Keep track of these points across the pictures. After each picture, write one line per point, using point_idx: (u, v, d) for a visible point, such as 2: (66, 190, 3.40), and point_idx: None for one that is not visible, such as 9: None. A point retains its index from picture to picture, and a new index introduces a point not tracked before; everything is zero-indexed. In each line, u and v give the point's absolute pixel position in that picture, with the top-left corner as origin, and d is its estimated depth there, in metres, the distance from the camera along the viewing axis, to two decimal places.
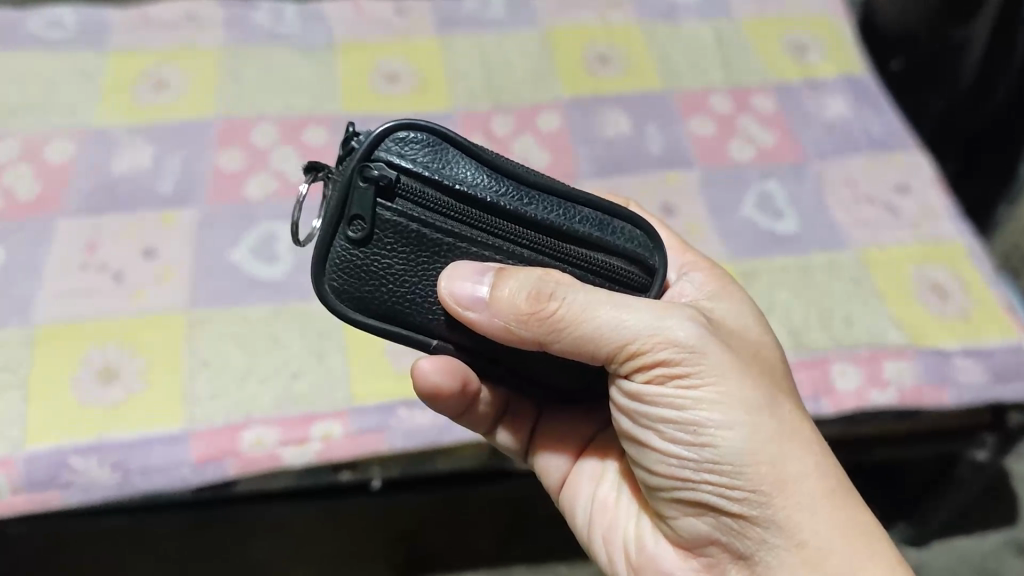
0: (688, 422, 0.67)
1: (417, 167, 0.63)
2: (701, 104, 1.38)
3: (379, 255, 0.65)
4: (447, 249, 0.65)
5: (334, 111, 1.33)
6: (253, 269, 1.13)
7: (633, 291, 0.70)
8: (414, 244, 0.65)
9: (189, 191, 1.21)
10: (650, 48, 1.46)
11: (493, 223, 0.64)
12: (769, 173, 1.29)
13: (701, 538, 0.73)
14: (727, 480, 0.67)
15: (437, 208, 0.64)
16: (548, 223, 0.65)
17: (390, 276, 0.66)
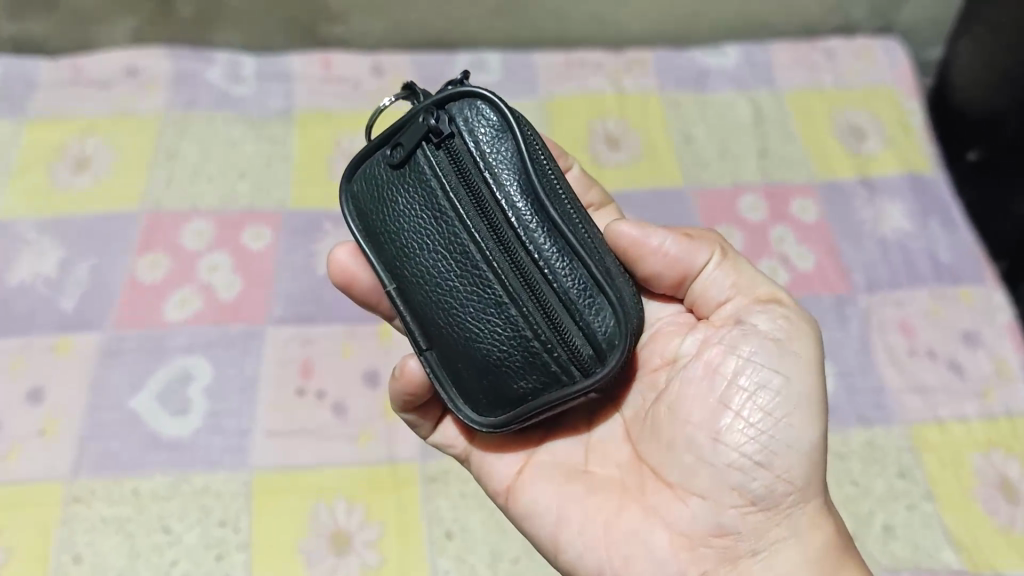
0: (770, 402, 0.59)
1: (470, 138, 0.61)
2: (727, 209, 1.14)
3: (398, 188, 0.64)
4: (443, 219, 0.61)
5: (280, 207, 1.11)
6: (153, 425, 0.92)
7: (572, 360, 0.59)
8: (429, 199, 0.62)
9: (94, 308, 1.01)
10: (671, 130, 1.22)
11: (494, 218, 0.60)
12: (805, 309, 1.04)
13: (708, 552, 0.58)
14: (789, 477, 0.58)
15: (460, 180, 0.61)
16: (534, 250, 0.59)
17: (394, 212, 0.64)
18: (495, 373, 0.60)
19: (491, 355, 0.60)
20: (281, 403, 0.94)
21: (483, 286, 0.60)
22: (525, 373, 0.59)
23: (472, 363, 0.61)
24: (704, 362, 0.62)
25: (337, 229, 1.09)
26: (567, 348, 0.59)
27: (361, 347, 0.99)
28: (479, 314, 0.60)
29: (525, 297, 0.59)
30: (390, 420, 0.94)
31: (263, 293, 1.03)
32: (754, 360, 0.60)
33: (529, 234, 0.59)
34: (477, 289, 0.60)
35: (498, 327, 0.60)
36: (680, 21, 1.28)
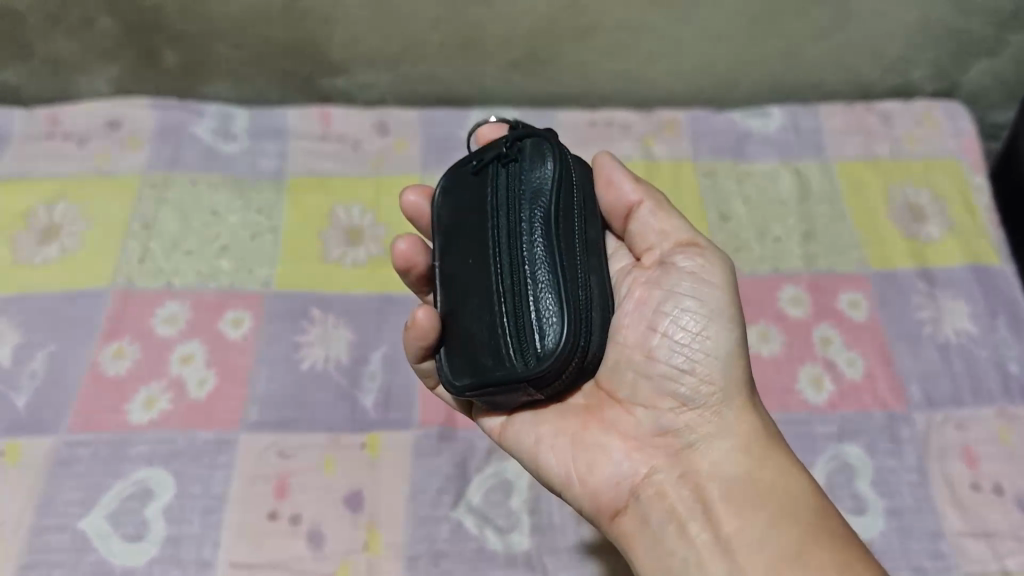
0: (692, 323, 0.64)
1: (525, 168, 0.68)
2: (766, 301, 1.00)
3: (467, 190, 0.73)
4: (479, 222, 0.69)
5: (263, 288, 1.00)
6: (101, 550, 0.82)
7: (521, 357, 0.63)
8: (478, 203, 0.71)
9: (49, 406, 0.90)
10: (705, 204, 1.09)
11: (513, 230, 0.66)
12: (852, 428, 0.91)
13: (655, 449, 0.65)
14: (712, 376, 0.64)
15: (505, 198, 0.68)
16: (529, 256, 0.65)
17: (456, 210, 0.73)
18: (468, 344, 0.67)
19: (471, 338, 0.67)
20: (249, 530, 0.83)
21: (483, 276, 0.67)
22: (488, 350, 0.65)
23: (460, 335, 0.68)
24: (634, 299, 0.66)
25: (325, 318, 0.97)
26: (521, 341, 0.63)
27: (344, 460, 0.88)
28: (477, 300, 0.67)
29: (508, 295, 0.65)
30: (372, 552, 0.82)
31: (239, 393, 0.92)
32: (677, 296, 0.65)
33: (532, 242, 0.65)
34: (482, 278, 0.67)
35: (482, 310, 0.66)
36: (718, 80, 1.16)
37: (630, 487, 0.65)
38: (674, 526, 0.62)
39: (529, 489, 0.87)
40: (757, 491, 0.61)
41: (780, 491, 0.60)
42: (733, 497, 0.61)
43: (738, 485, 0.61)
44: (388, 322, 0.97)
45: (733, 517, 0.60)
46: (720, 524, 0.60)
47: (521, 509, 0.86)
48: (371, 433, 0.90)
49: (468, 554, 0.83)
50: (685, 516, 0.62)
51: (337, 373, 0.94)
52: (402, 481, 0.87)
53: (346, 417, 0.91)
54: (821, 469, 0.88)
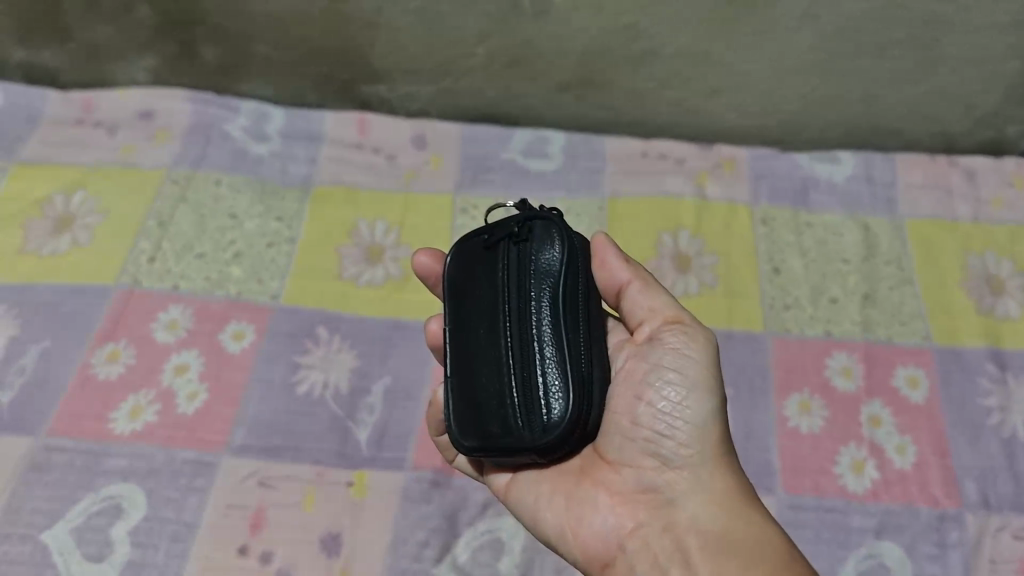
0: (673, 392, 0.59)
1: (538, 242, 0.64)
2: (812, 369, 0.90)
3: (479, 258, 0.67)
4: (490, 294, 0.64)
5: (271, 301, 0.94)
6: (60, 568, 0.77)
7: (527, 431, 0.58)
8: (489, 274, 0.65)
9: (33, 406, 0.86)
10: (757, 254, 0.99)
11: (524, 301, 0.62)
12: (894, 524, 0.80)
13: (640, 505, 0.61)
14: (695, 434, 0.59)
15: (518, 268, 0.64)
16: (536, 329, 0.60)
17: (471, 275, 0.67)
18: (467, 406, 0.62)
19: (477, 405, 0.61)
20: (214, 563, 0.77)
21: (488, 347, 0.62)
22: (490, 418, 0.61)
23: (457, 394, 0.63)
24: (622, 370, 0.63)
25: (330, 340, 0.92)
26: (524, 412, 0.59)
27: (326, 497, 0.81)
28: (483, 370, 0.62)
29: (517, 367, 0.60)
30: None
31: (228, 412, 0.87)
32: (662, 368, 0.60)
33: (538, 315, 0.61)
34: (492, 348, 0.62)
35: (483, 378, 0.62)
36: (787, 121, 1.06)
37: (617, 542, 0.61)
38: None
39: (521, 552, 0.79)
40: (738, 547, 0.56)
41: (764, 548, 0.56)
42: (712, 553, 0.57)
43: (719, 542, 0.57)
44: (394, 351, 0.92)
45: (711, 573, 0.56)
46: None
47: (510, 574, 0.78)
48: (359, 470, 0.83)
49: None
50: (666, 569, 0.58)
51: (333, 402, 0.88)
52: (384, 528, 0.80)
53: (336, 451, 0.84)
54: (854, 567, 0.78)
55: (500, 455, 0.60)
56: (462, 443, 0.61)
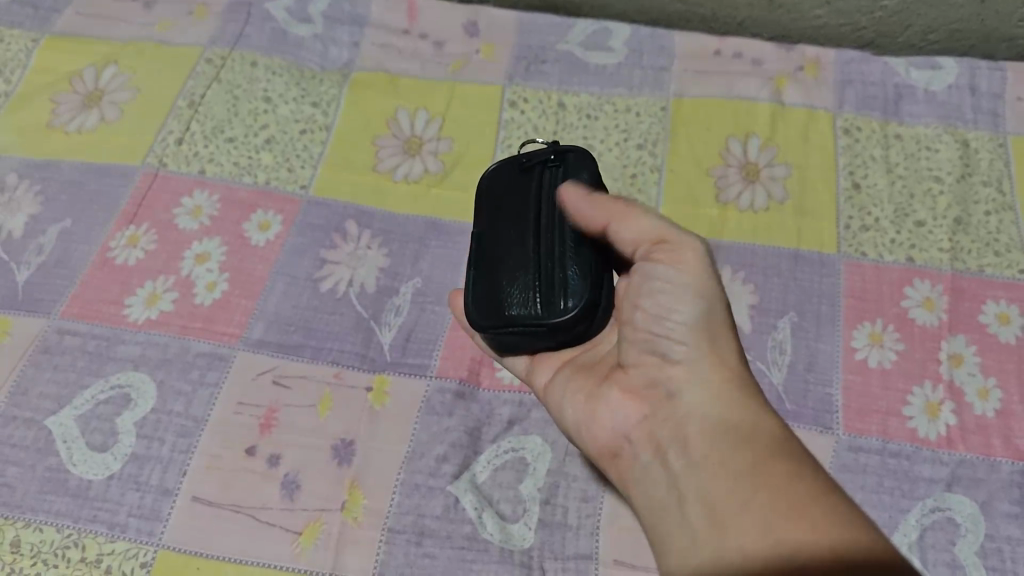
0: (667, 299, 0.54)
1: (566, 166, 0.60)
2: (888, 298, 0.80)
3: (503, 176, 0.63)
4: (516, 204, 0.61)
5: (300, 191, 0.89)
6: (62, 455, 0.74)
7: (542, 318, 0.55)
8: (514, 188, 0.62)
9: (48, 287, 0.82)
10: (836, 168, 0.89)
11: (549, 211, 0.58)
12: (969, 477, 0.71)
13: (646, 401, 0.55)
14: (692, 330, 0.54)
15: (544, 186, 0.60)
16: (556, 229, 0.57)
17: (489, 193, 0.63)
18: (480, 298, 0.59)
19: (495, 296, 0.57)
20: (221, 463, 0.73)
21: (513, 245, 0.58)
22: (503, 301, 0.57)
23: (475, 286, 0.59)
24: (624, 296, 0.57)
25: (360, 237, 0.86)
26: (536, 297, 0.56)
27: (342, 402, 0.76)
28: (504, 264, 0.58)
29: (538, 263, 0.57)
30: (350, 515, 0.71)
31: (246, 304, 0.82)
32: (653, 282, 0.54)
33: (561, 217, 0.58)
34: (514, 246, 0.58)
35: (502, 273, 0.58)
36: (885, 20, 0.94)
37: (626, 434, 0.55)
38: (661, 472, 0.52)
39: (546, 476, 0.73)
40: (741, 438, 0.50)
41: (767, 435, 0.49)
42: (716, 439, 0.50)
43: (721, 427, 0.51)
44: (427, 253, 0.85)
45: (712, 458, 0.50)
46: (698, 466, 0.50)
47: (532, 498, 0.72)
48: (380, 375, 0.78)
49: (457, 539, 0.70)
50: (669, 457, 0.52)
51: (358, 301, 0.82)
52: (401, 437, 0.74)
53: (357, 353, 0.79)
54: (918, 521, 0.69)
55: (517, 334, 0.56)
56: (477, 324, 0.58)
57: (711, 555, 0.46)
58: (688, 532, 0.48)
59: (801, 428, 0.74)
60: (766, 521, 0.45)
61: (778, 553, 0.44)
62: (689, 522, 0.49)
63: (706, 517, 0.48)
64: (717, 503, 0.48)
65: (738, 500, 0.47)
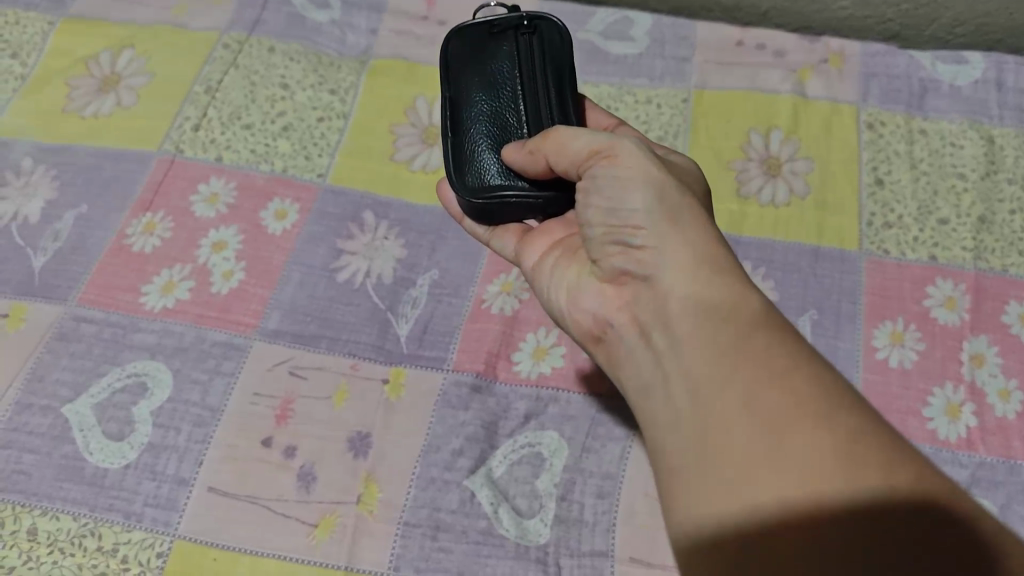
0: (615, 192, 0.51)
1: (538, 36, 0.63)
2: (909, 296, 0.80)
3: (474, 41, 0.64)
4: (497, 73, 0.62)
5: (317, 179, 0.88)
6: (78, 443, 0.74)
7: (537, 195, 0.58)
8: (492, 55, 0.63)
9: (64, 273, 0.82)
10: (859, 163, 0.88)
11: (535, 84, 0.61)
12: (988, 479, 0.71)
13: (623, 287, 0.52)
14: (652, 214, 0.49)
15: (522, 54, 0.62)
16: (545, 102, 0.61)
17: (462, 57, 0.63)
18: (468, 168, 0.60)
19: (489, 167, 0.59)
20: (236, 453, 0.73)
21: (502, 118, 0.61)
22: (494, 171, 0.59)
23: (460, 154, 0.60)
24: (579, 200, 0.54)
25: (377, 227, 0.85)
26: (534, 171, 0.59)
27: (358, 392, 0.76)
28: (493, 136, 0.60)
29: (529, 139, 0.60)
30: (366, 508, 0.71)
31: (263, 293, 0.81)
32: (599, 186, 0.52)
33: (544, 92, 0.61)
34: (501, 119, 0.61)
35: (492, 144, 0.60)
36: (911, 14, 0.93)
37: (608, 319, 0.52)
38: (642, 353, 0.49)
39: (563, 471, 0.72)
40: (717, 320, 0.45)
41: (752, 314, 0.45)
42: (692, 318, 0.46)
43: (698, 304, 0.46)
44: (444, 244, 0.85)
45: (688, 337, 0.45)
46: (680, 348, 0.46)
47: (548, 493, 0.71)
48: (396, 366, 0.77)
49: (472, 533, 0.70)
50: (650, 340, 0.48)
51: (375, 291, 0.81)
52: (417, 429, 0.74)
53: (374, 344, 0.79)
54: None
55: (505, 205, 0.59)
56: (467, 193, 0.59)
57: (696, 457, 0.42)
58: (673, 417, 0.45)
59: None
60: (750, 401, 0.41)
61: (775, 468, 0.39)
62: (674, 405, 0.45)
63: (689, 400, 0.44)
64: (705, 396, 0.43)
65: (721, 390, 0.43)
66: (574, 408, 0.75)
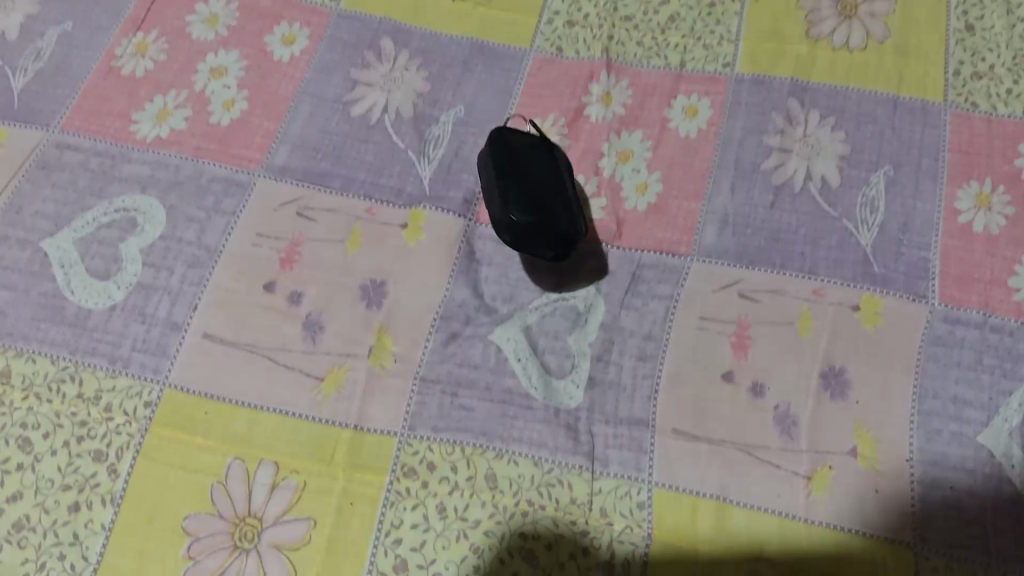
0: None
1: (549, 145, 0.66)
2: (999, 155, 0.70)
3: (504, 147, 0.65)
4: (524, 168, 0.64)
5: (330, 4, 0.78)
6: (59, 280, 0.66)
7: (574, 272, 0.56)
8: (517, 160, 0.64)
9: (46, 96, 0.73)
10: (946, 6, 0.77)
11: (555, 177, 0.64)
12: None
13: None
14: None
15: (545, 154, 0.65)
16: (569, 197, 0.63)
17: (494, 164, 0.65)
18: (512, 229, 0.63)
19: (529, 235, 0.62)
20: (235, 298, 0.66)
21: (529, 209, 0.62)
22: (528, 235, 0.63)
23: (503, 219, 0.63)
24: None
25: (397, 57, 0.76)
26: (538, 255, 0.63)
27: (373, 238, 0.68)
28: (526, 217, 0.62)
29: (549, 227, 0.62)
30: (379, 364, 0.63)
31: (268, 125, 0.72)
32: None
33: (565, 180, 0.64)
34: (530, 204, 0.62)
35: (525, 225, 0.62)
36: None
37: None
38: None
39: (598, 330, 0.65)
40: None
41: None
42: None
43: None
44: (472, 78, 0.75)
45: None
46: None
47: (582, 353, 0.64)
48: (416, 210, 0.69)
49: (496, 393, 0.63)
50: None
51: (393, 127, 0.72)
52: (436, 280, 0.66)
53: (392, 185, 0.70)
54: (1021, 405, 0.60)
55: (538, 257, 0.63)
56: (511, 242, 0.63)
57: None
58: None
59: (892, 293, 0.65)
60: None
61: None
62: None
63: None
64: None
65: None
66: (613, 262, 0.67)
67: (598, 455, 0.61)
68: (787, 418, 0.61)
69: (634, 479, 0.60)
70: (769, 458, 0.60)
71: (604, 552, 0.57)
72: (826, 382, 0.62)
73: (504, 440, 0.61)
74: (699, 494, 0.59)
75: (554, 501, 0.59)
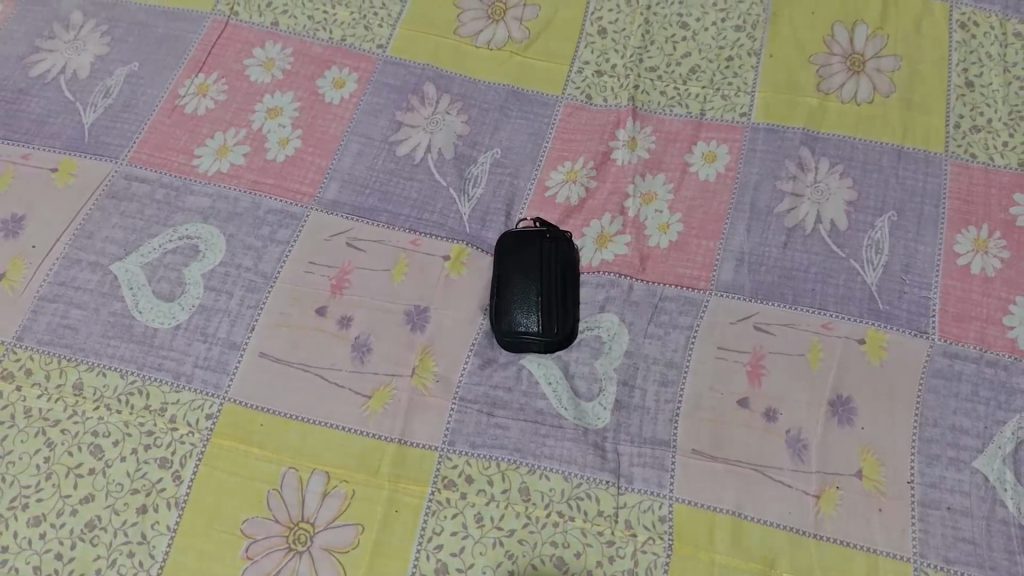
0: None
1: (558, 241, 0.72)
2: (995, 204, 0.75)
3: (518, 234, 0.72)
4: (525, 261, 0.70)
5: (378, 50, 0.85)
6: (128, 300, 0.72)
7: None
8: (523, 251, 0.71)
9: (115, 130, 0.80)
10: (949, 62, 0.83)
11: (551, 273, 0.70)
12: None
13: None
14: None
15: (547, 249, 0.71)
16: (555, 300, 0.69)
17: (505, 249, 0.72)
18: (497, 312, 0.70)
19: (508, 322, 0.69)
20: (290, 320, 0.71)
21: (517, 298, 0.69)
22: (513, 318, 0.69)
23: (494, 306, 0.70)
24: None
25: (439, 101, 0.82)
26: (544, 310, 0.69)
27: (417, 269, 0.74)
28: (510, 306, 0.69)
29: (528, 320, 0.69)
30: (421, 384, 0.69)
31: (320, 162, 0.78)
32: None
33: (555, 282, 0.70)
34: (515, 303, 0.69)
35: (508, 311, 0.69)
36: None
37: None
38: None
39: (622, 355, 0.71)
40: None
41: None
42: None
43: None
44: (507, 124, 0.82)
45: None
46: None
47: (609, 377, 0.70)
48: (457, 245, 0.75)
49: (530, 412, 0.68)
50: None
51: (435, 167, 0.79)
52: (475, 308, 0.72)
53: (435, 220, 0.76)
54: (1014, 434, 0.65)
55: (514, 349, 0.70)
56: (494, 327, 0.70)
57: None
58: None
59: (895, 328, 0.70)
60: None
61: None
62: None
63: None
64: None
65: None
66: (637, 295, 0.73)
67: (624, 472, 0.66)
68: (798, 442, 0.66)
69: (657, 494, 0.65)
70: (782, 479, 0.65)
71: (628, 561, 0.62)
72: (835, 410, 0.67)
73: (536, 456, 0.66)
74: (717, 510, 0.64)
75: (583, 512, 0.64)
